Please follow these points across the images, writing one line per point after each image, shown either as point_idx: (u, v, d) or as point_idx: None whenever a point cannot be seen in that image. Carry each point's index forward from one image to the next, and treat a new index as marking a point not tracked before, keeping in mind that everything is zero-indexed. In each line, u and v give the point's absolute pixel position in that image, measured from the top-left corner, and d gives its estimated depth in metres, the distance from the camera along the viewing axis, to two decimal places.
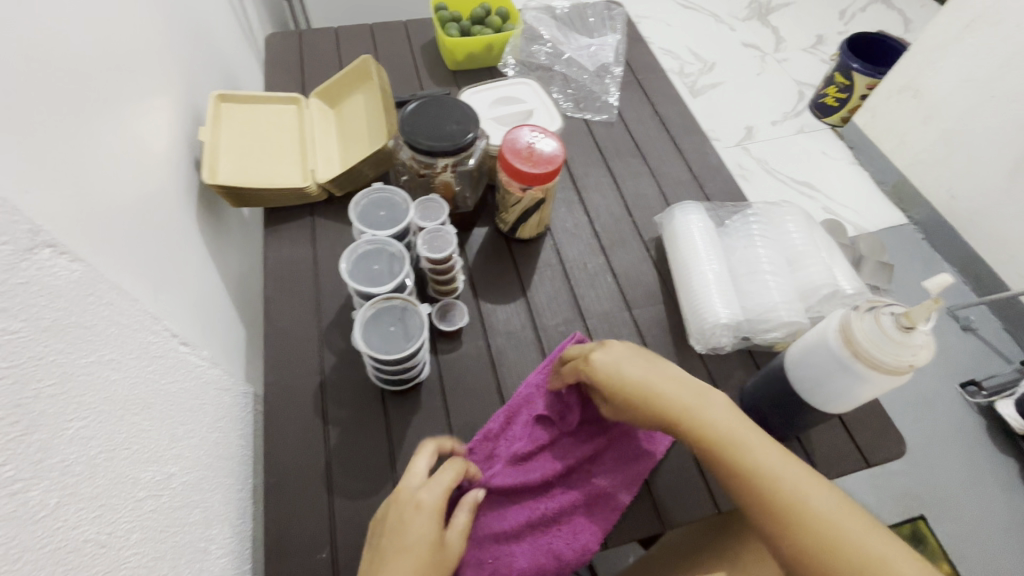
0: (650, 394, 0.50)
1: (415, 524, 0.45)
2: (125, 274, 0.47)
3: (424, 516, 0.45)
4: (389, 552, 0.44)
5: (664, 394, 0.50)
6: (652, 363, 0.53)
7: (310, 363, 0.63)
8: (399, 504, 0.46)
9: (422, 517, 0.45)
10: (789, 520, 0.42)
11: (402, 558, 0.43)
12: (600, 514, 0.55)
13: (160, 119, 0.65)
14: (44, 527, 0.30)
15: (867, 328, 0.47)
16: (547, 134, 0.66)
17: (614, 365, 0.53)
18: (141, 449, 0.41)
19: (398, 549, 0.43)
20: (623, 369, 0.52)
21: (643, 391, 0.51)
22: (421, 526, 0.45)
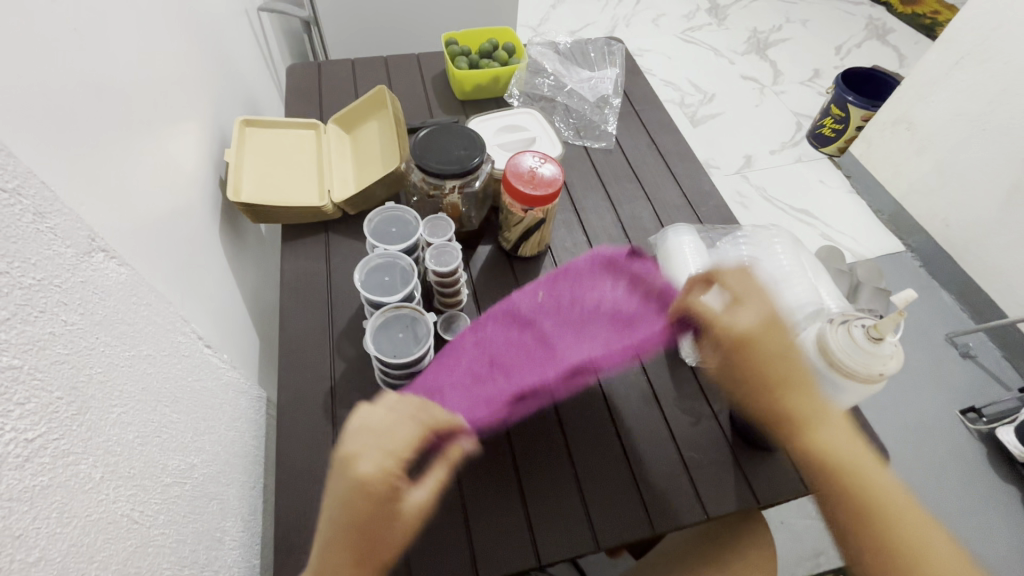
0: (791, 382, 0.51)
1: (343, 476, 0.47)
2: (159, 280, 0.51)
3: (363, 483, 0.46)
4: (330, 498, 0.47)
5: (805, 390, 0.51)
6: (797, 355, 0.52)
7: (322, 370, 0.66)
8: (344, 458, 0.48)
9: (366, 479, 0.46)
10: (889, 538, 0.46)
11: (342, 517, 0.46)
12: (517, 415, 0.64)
13: (190, 140, 0.71)
14: (92, 497, 0.34)
15: (840, 340, 0.51)
16: (548, 159, 0.71)
17: (771, 344, 0.52)
18: (170, 438, 0.45)
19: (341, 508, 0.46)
20: (779, 352, 0.52)
21: (788, 379, 0.51)
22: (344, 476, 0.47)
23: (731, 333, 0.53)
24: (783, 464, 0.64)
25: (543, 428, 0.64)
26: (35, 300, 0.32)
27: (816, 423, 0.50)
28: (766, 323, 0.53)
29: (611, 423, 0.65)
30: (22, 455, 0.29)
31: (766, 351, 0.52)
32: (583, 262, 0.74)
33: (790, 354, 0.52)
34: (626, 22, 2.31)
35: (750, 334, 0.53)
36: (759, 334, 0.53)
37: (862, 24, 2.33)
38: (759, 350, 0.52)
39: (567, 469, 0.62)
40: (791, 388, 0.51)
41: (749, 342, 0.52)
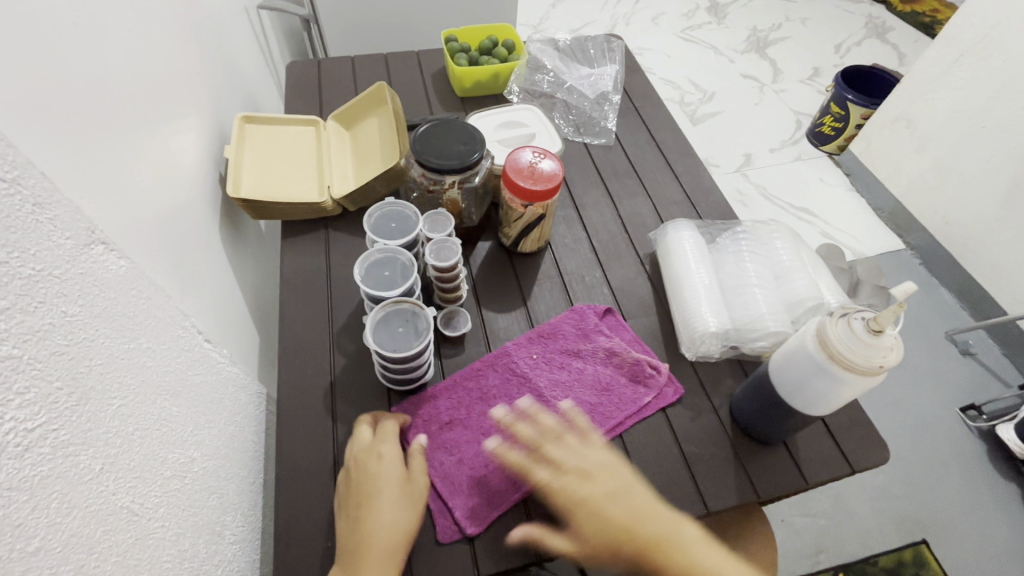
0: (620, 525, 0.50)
1: (381, 477, 0.55)
2: (159, 274, 0.51)
3: (388, 462, 0.56)
4: (364, 506, 0.53)
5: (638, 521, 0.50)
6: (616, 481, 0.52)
7: (322, 365, 0.66)
8: (359, 473, 0.55)
9: (387, 455, 0.56)
10: None
11: (381, 501, 0.53)
12: None
13: (190, 136, 0.71)
14: (91, 488, 0.34)
15: (841, 333, 0.51)
16: (547, 154, 0.71)
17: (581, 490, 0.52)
18: (169, 432, 0.45)
19: (374, 492, 0.54)
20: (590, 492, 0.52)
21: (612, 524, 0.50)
22: (387, 477, 0.55)
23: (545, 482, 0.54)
24: (783, 460, 0.64)
25: None
26: (35, 290, 0.32)
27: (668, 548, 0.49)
28: (594, 476, 0.53)
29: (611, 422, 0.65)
30: (22, 444, 0.29)
31: (603, 512, 0.50)
32: (591, 315, 0.72)
33: (637, 498, 0.51)
34: (626, 21, 2.31)
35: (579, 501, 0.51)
36: (592, 492, 0.51)
37: (862, 22, 2.33)
38: (604, 509, 0.51)
39: None
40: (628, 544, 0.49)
41: (583, 504, 0.51)
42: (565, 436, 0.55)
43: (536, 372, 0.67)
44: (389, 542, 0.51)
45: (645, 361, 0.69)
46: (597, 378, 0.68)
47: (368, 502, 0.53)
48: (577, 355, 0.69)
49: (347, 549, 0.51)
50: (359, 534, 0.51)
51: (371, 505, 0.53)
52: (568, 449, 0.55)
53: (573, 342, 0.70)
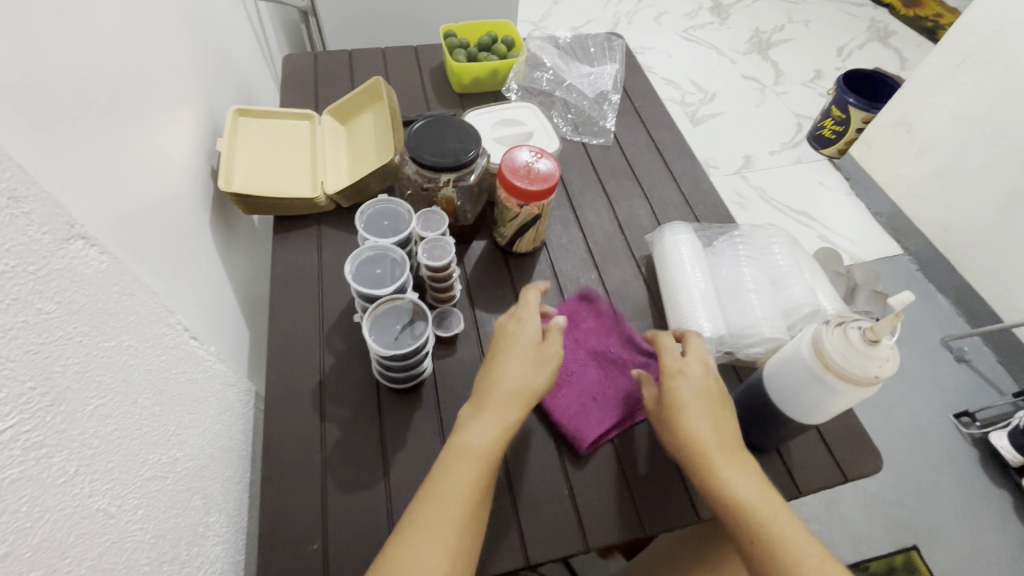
0: (685, 423, 0.53)
1: (518, 333, 0.59)
2: (144, 269, 0.50)
3: (524, 326, 0.60)
4: (498, 358, 0.58)
5: (696, 431, 0.53)
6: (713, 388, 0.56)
7: (311, 363, 0.65)
8: (503, 331, 0.60)
9: (524, 322, 0.60)
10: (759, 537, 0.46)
11: (509, 356, 0.57)
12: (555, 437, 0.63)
13: (181, 128, 0.70)
14: (65, 491, 0.33)
15: (837, 342, 0.50)
16: (544, 154, 0.71)
17: (678, 387, 0.55)
18: (151, 431, 0.44)
19: (508, 346, 0.58)
20: (681, 391, 0.55)
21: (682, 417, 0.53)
22: (523, 336, 0.59)
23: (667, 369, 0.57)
24: (775, 467, 0.64)
25: (530, 435, 0.63)
26: (8, 286, 0.31)
27: (711, 461, 0.51)
28: (706, 378, 0.56)
29: None
30: None
31: (685, 407, 0.54)
32: (586, 310, 0.73)
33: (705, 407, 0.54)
34: (628, 20, 2.30)
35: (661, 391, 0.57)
36: (681, 391, 0.55)
37: (865, 26, 2.32)
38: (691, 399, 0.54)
39: (557, 474, 0.61)
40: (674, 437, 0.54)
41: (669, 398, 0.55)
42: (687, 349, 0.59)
43: None
44: (512, 391, 0.55)
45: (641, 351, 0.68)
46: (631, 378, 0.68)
47: (502, 354, 0.58)
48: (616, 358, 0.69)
49: (477, 389, 0.57)
50: (489, 375, 0.56)
51: (502, 358, 0.57)
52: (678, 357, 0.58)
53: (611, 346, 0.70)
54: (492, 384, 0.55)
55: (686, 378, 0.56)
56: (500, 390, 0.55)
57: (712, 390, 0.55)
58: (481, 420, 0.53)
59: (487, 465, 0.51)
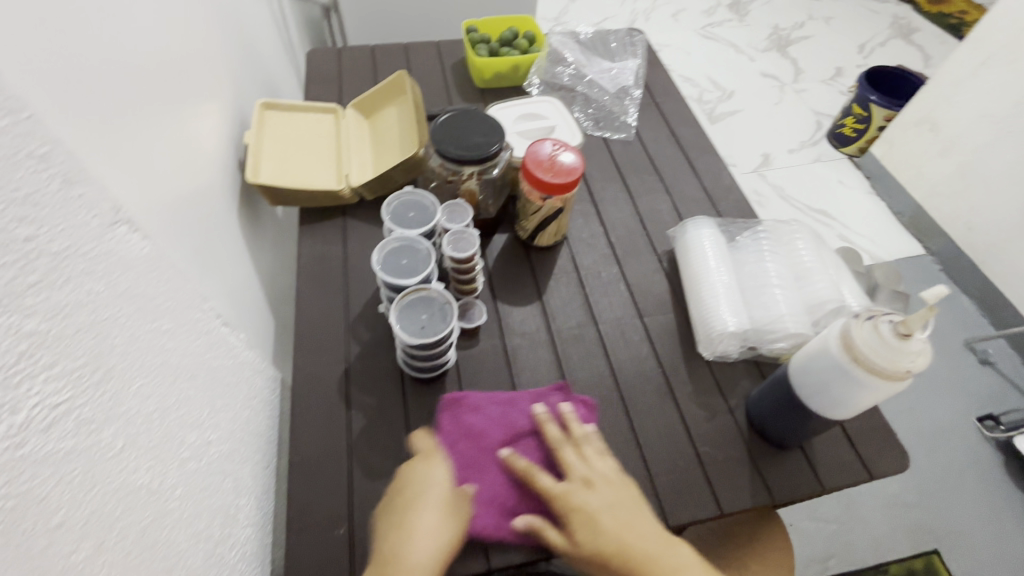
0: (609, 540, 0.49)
1: (428, 482, 0.53)
2: (179, 256, 0.51)
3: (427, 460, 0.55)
4: (407, 513, 0.51)
5: (629, 538, 0.50)
6: (626, 496, 0.53)
7: (336, 352, 0.66)
8: (408, 479, 0.54)
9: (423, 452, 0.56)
10: None
11: (427, 489, 0.53)
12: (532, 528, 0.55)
13: (210, 121, 0.71)
14: (113, 465, 0.34)
15: (866, 336, 0.50)
16: (567, 147, 0.71)
17: (580, 504, 0.51)
18: (188, 413, 0.45)
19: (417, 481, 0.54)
20: (588, 505, 0.51)
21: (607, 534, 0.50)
22: (435, 482, 0.53)
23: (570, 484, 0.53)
24: (799, 462, 0.63)
25: None
26: (61, 266, 0.32)
27: (649, 561, 0.49)
28: (605, 487, 0.53)
29: (624, 416, 0.65)
30: (47, 419, 0.29)
31: (597, 522, 0.50)
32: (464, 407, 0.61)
33: (613, 525, 0.50)
34: (645, 16, 2.28)
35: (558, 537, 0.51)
36: (591, 499, 0.52)
37: (887, 22, 2.28)
38: (596, 526, 0.50)
39: None
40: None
41: (578, 511, 0.51)
42: (582, 442, 0.57)
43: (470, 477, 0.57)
44: (442, 519, 0.52)
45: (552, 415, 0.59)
46: (540, 440, 0.59)
47: (410, 489, 0.53)
48: (509, 435, 0.59)
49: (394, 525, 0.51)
50: (405, 508, 0.52)
51: (415, 489, 0.53)
52: (582, 455, 0.56)
53: (496, 427, 0.59)
54: (412, 521, 0.51)
55: (591, 489, 0.53)
56: (427, 517, 0.51)
57: (619, 498, 0.52)
58: (421, 546, 0.49)
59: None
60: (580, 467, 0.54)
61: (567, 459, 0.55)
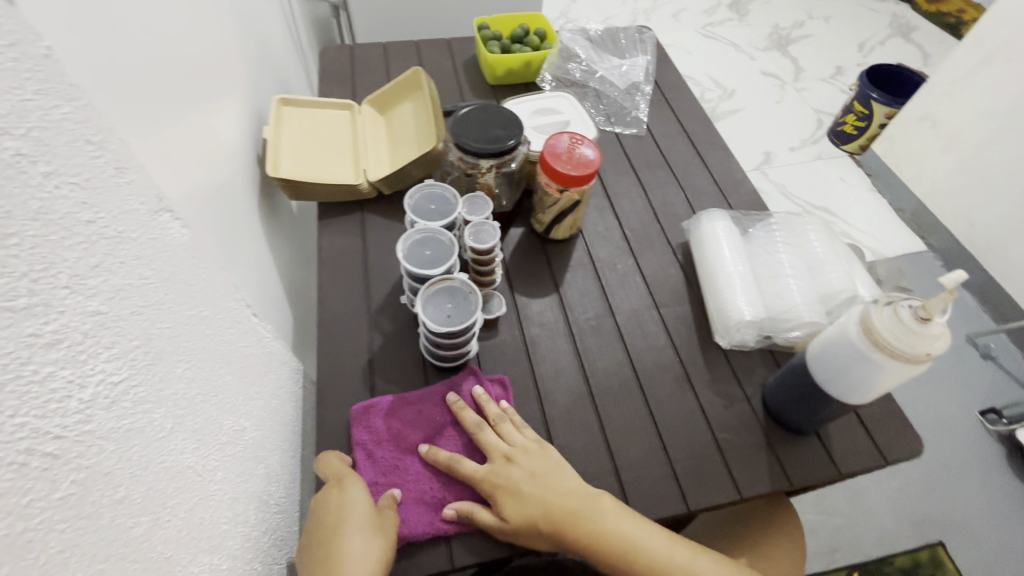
0: (541, 504, 0.54)
1: (346, 509, 0.53)
2: (211, 247, 0.52)
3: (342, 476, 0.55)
4: (336, 541, 0.51)
5: (558, 501, 0.54)
6: (551, 466, 0.57)
7: (359, 343, 0.67)
8: (326, 509, 0.53)
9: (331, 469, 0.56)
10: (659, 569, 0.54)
11: (349, 503, 0.53)
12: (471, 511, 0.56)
13: (231, 116, 0.72)
14: (164, 445, 0.35)
15: (886, 319, 0.51)
16: (584, 141, 0.72)
17: (505, 481, 0.55)
18: (225, 399, 0.46)
19: (337, 500, 0.53)
20: (513, 477, 0.55)
21: (537, 500, 0.54)
22: (354, 508, 0.53)
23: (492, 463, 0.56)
24: (816, 448, 0.64)
25: (574, 415, 0.64)
26: (117, 250, 0.33)
27: (582, 516, 0.54)
28: (527, 457, 0.57)
29: (644, 404, 0.66)
30: (109, 397, 0.30)
31: (522, 494, 0.54)
32: (373, 416, 0.61)
33: (535, 493, 0.54)
34: (646, 16, 2.30)
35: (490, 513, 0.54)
36: (513, 473, 0.55)
37: (885, 21, 2.30)
38: (521, 495, 0.54)
39: (601, 450, 0.62)
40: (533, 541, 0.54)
41: (505, 486, 0.55)
42: (498, 421, 0.60)
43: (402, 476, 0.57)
44: (373, 525, 0.52)
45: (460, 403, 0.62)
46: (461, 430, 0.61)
47: (331, 509, 0.53)
48: (428, 432, 0.60)
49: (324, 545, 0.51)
50: (333, 525, 0.52)
51: (338, 508, 0.53)
52: (499, 434, 0.59)
53: (416, 428, 0.60)
54: (341, 533, 0.51)
55: (513, 464, 0.56)
56: (356, 529, 0.51)
57: (538, 466, 0.56)
58: (361, 553, 0.50)
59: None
60: (498, 446, 0.57)
61: (487, 441, 0.58)
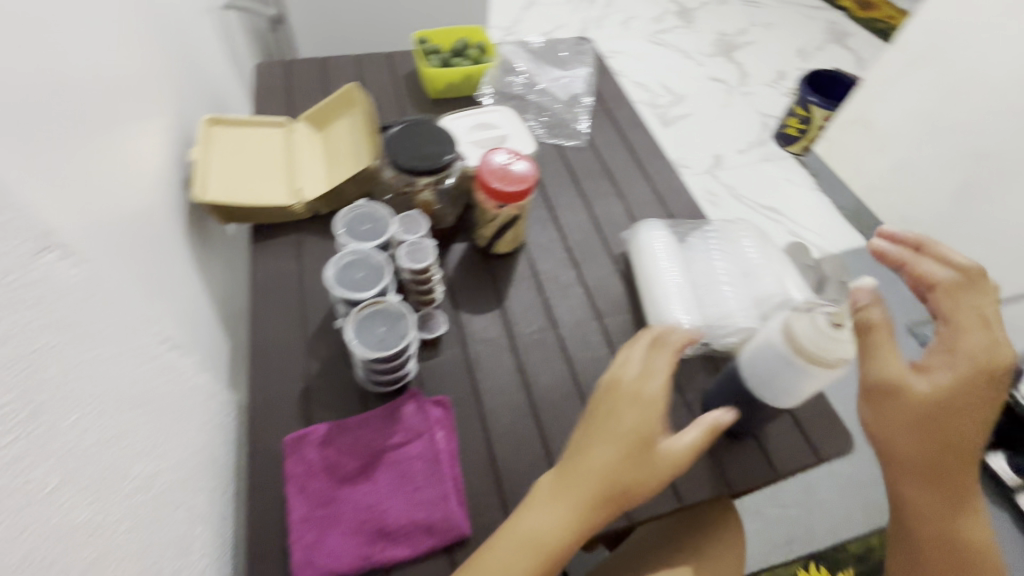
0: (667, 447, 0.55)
1: (653, 393, 0.56)
2: (121, 281, 0.49)
3: (658, 371, 0.57)
4: (651, 439, 0.54)
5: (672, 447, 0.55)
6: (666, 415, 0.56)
7: (293, 370, 0.65)
8: (619, 390, 0.57)
9: (655, 356, 0.59)
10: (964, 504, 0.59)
11: (628, 408, 0.55)
12: (408, 534, 0.55)
13: (152, 138, 0.69)
14: (47, 504, 0.33)
15: (805, 326, 0.53)
16: (519, 156, 0.72)
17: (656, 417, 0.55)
18: (133, 443, 0.44)
19: (639, 393, 0.56)
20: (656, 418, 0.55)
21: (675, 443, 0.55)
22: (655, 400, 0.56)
23: (647, 384, 0.56)
24: (754, 452, 0.66)
25: (516, 433, 0.64)
26: None
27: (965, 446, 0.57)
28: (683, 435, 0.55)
29: None
30: None
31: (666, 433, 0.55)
32: (306, 448, 0.59)
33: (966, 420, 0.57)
34: (597, 24, 2.34)
35: (921, 381, 0.57)
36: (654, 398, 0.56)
37: (823, 27, 2.42)
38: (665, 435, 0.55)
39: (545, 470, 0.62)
40: (972, 428, 0.56)
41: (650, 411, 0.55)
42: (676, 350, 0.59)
43: (336, 508, 0.56)
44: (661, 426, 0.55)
45: (400, 425, 0.61)
46: (404, 452, 0.60)
47: (618, 401, 0.56)
48: (364, 459, 0.59)
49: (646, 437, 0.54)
50: (646, 413, 0.55)
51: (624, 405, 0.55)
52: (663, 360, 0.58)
53: (352, 456, 0.59)
54: (615, 415, 0.55)
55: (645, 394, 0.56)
56: (649, 417, 0.55)
57: (966, 403, 0.56)
58: (606, 447, 0.54)
59: (610, 485, 0.53)
60: (655, 362, 0.58)
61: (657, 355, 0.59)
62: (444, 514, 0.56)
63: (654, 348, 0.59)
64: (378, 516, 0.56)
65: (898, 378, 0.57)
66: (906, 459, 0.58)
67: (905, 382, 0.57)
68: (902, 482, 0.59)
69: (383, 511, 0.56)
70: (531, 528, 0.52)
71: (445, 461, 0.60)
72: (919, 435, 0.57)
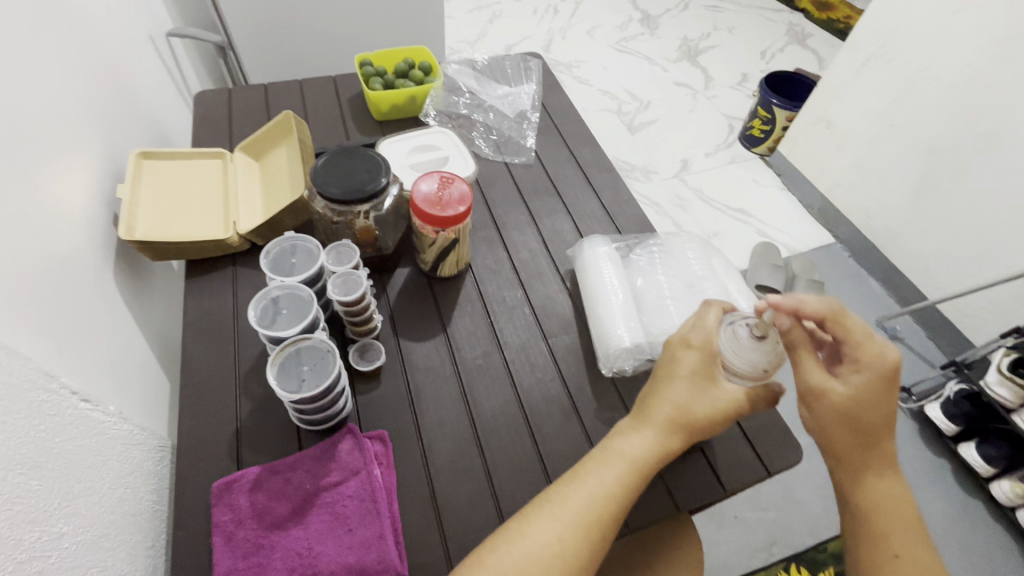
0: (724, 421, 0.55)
1: (682, 370, 0.56)
2: (21, 335, 0.47)
3: (692, 348, 0.57)
4: (677, 415, 0.54)
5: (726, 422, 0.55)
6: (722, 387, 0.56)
7: (225, 412, 0.63)
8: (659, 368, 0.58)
9: (706, 324, 0.58)
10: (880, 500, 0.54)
11: (677, 380, 0.56)
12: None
13: (76, 178, 0.67)
14: None
15: (727, 338, 0.58)
16: (452, 177, 0.71)
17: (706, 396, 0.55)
18: (26, 510, 0.41)
19: (673, 373, 0.56)
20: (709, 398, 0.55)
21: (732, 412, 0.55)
22: (680, 383, 0.55)
23: (698, 357, 0.56)
24: (701, 470, 0.65)
25: (459, 464, 0.62)
26: None
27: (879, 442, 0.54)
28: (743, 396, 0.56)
29: (531, 442, 0.65)
30: None
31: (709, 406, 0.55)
32: (238, 493, 0.57)
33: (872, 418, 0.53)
34: (562, 34, 2.36)
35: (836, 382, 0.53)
36: (697, 368, 0.56)
37: (784, 30, 2.46)
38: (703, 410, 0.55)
39: (489, 503, 0.60)
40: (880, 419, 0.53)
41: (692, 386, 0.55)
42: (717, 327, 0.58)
43: (264, 556, 0.54)
44: (687, 411, 0.55)
45: (338, 462, 0.59)
46: (341, 491, 0.58)
47: (660, 380, 0.57)
48: (297, 502, 0.57)
49: (668, 420, 0.55)
50: (662, 399, 0.55)
51: (663, 384, 0.56)
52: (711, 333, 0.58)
53: (285, 499, 0.57)
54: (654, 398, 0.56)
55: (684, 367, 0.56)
56: (664, 405, 0.55)
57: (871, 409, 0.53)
58: (639, 433, 0.55)
59: (638, 473, 0.53)
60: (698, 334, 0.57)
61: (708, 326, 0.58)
62: (379, 554, 0.54)
63: (700, 320, 0.58)
64: (309, 561, 0.54)
65: (816, 386, 0.54)
66: (856, 438, 0.53)
67: (821, 390, 0.54)
68: (858, 466, 0.54)
69: (315, 555, 0.54)
70: (612, 459, 0.53)
71: (383, 499, 0.58)
72: (854, 430, 0.53)
